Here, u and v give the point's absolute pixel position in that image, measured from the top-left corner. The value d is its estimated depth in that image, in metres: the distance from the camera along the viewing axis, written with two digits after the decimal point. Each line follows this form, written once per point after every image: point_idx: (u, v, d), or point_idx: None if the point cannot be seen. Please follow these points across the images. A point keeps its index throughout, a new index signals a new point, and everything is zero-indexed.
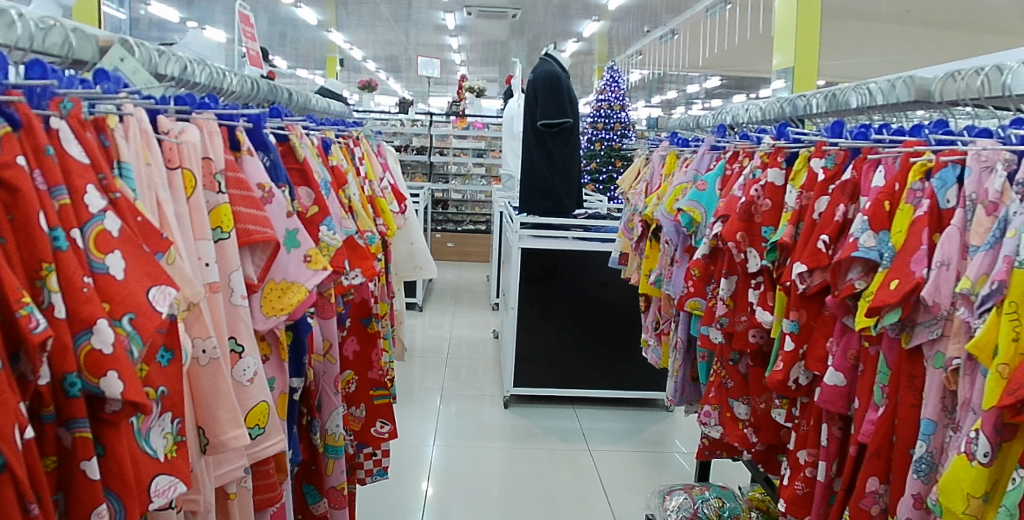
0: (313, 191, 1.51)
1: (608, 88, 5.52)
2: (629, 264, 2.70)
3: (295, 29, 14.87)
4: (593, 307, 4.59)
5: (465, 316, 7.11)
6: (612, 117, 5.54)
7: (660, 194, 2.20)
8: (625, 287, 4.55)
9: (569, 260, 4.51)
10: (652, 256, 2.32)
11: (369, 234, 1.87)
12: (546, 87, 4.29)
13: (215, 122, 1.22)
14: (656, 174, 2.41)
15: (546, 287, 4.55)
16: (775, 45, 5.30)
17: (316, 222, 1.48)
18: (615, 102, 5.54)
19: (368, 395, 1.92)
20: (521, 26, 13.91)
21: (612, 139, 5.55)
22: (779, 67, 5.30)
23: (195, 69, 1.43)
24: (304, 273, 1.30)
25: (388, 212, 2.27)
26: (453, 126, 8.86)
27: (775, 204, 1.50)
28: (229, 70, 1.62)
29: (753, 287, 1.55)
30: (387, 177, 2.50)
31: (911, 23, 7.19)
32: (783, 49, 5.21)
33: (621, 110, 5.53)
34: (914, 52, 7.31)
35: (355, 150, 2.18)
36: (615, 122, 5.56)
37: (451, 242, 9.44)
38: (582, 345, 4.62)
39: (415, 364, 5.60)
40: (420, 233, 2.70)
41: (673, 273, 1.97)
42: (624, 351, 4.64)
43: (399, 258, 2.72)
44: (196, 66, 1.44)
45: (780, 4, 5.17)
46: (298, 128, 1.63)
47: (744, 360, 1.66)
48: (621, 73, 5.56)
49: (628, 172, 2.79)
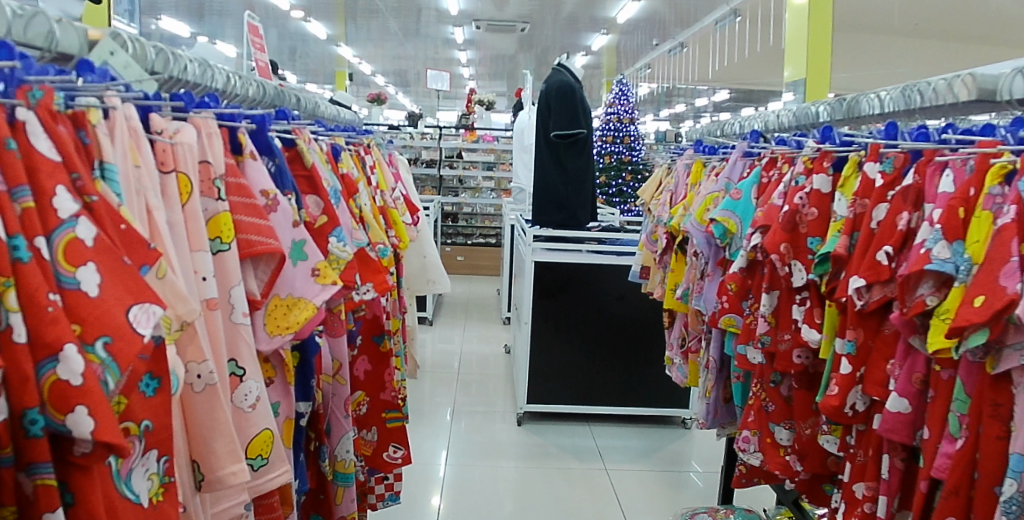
0: (321, 200, 1.42)
1: (618, 101, 5.45)
2: (652, 278, 2.59)
3: (305, 44, 14.98)
4: (609, 322, 4.46)
5: (475, 330, 7.02)
6: (620, 131, 5.46)
7: (687, 204, 2.09)
8: (644, 301, 4.42)
9: (584, 275, 4.39)
10: (678, 270, 2.20)
11: (381, 247, 1.78)
12: (559, 97, 4.20)
13: (215, 122, 1.11)
14: (680, 183, 2.29)
15: (560, 302, 4.43)
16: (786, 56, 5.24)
17: (326, 233, 1.39)
18: (624, 116, 5.49)
19: (380, 417, 1.80)
20: (529, 41, 13.94)
21: (620, 153, 5.46)
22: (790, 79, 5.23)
23: (196, 69, 1.34)
24: (315, 289, 1.19)
25: (400, 223, 2.18)
26: (463, 140, 8.87)
27: (821, 212, 1.38)
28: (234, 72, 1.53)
29: (797, 302, 1.42)
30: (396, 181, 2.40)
31: (920, 36, 7.12)
32: (793, 62, 5.19)
33: (630, 123, 5.47)
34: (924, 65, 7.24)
35: (366, 158, 2.07)
36: (624, 136, 5.47)
37: (461, 255, 9.39)
38: (599, 361, 4.50)
39: (426, 380, 5.50)
40: (433, 245, 2.68)
41: (704, 288, 1.84)
42: (642, 366, 4.52)
43: (411, 273, 2.69)
44: (198, 66, 1.35)
45: (789, 16, 5.13)
46: (306, 132, 1.50)
47: (786, 382, 1.52)
48: (629, 86, 5.53)
49: (648, 182, 2.68)
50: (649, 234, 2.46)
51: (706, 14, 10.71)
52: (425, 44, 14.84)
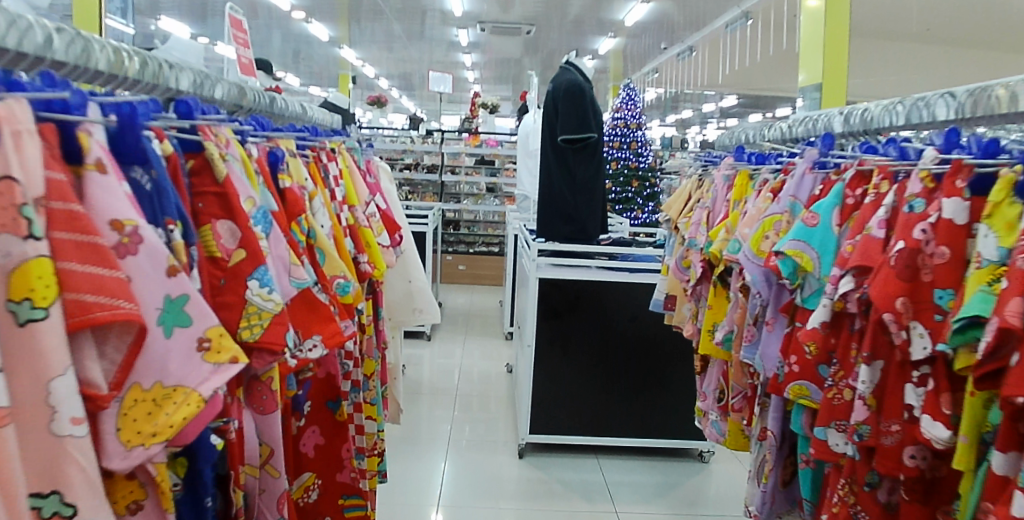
0: (239, 227, 1.00)
1: (625, 106, 5.15)
2: (681, 310, 2.16)
3: (309, 46, 14.67)
4: (622, 345, 4.03)
5: (476, 345, 6.61)
6: (628, 136, 5.06)
7: (731, 226, 1.68)
8: (660, 322, 3.98)
9: (594, 293, 3.96)
10: (718, 307, 1.77)
11: (342, 281, 1.37)
12: (567, 98, 3.80)
13: (29, 116, 0.69)
14: (719, 199, 1.87)
15: (567, 324, 4.00)
16: (801, 60, 4.86)
17: (243, 275, 0.98)
18: (632, 121, 5.11)
19: (336, 503, 1.38)
20: (534, 44, 13.56)
21: (628, 159, 5.05)
22: (804, 85, 4.88)
23: (31, 34, 0.91)
24: (204, 372, 0.79)
25: (376, 246, 1.78)
26: (465, 144, 8.49)
27: (956, 253, 0.96)
28: (113, 46, 1.10)
29: (915, 382, 1.00)
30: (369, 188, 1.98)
31: (945, 40, 6.73)
32: (809, 65, 4.77)
33: (637, 128, 5.07)
34: (947, 71, 6.84)
35: (329, 166, 1.64)
36: (632, 141, 5.07)
37: (462, 264, 8.99)
38: (610, 388, 4.07)
39: (422, 402, 5.08)
40: (420, 268, 2.28)
41: (763, 340, 1.41)
42: (657, 394, 4.08)
43: (395, 300, 2.29)
44: (36, 31, 0.92)
45: (804, 18, 4.78)
46: (223, 131, 1.08)
47: (886, 485, 1.10)
48: (637, 91, 5.22)
49: (674, 196, 2.26)
50: (678, 260, 2.03)
51: (716, 17, 10.35)
52: (430, 48, 14.51)
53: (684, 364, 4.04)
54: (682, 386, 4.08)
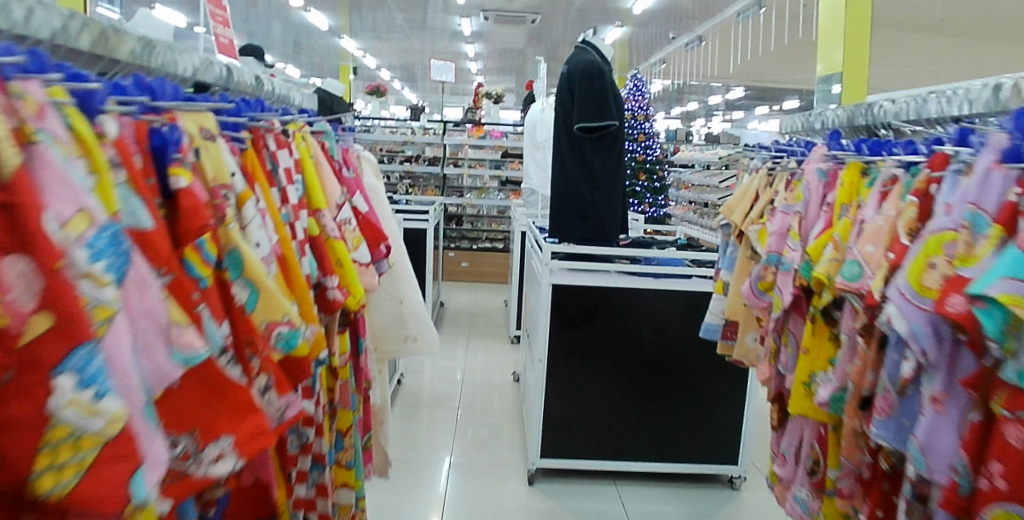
0: (39, 271, 0.51)
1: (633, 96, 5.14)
2: (753, 346, 1.73)
3: (308, 36, 14.20)
4: (647, 359, 3.47)
5: (480, 350, 6.14)
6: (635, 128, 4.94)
7: (843, 242, 1.22)
8: (690, 335, 3.43)
9: (615, 300, 3.40)
10: (820, 351, 1.29)
11: (285, 328, 0.90)
12: (583, 81, 3.29)
13: None
14: (814, 200, 1.38)
15: (586, 334, 3.44)
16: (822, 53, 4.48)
17: (47, 369, 0.51)
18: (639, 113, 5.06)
19: None
20: (541, 34, 13.03)
21: (635, 151, 4.93)
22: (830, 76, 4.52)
23: None
24: None
25: (348, 264, 1.31)
26: (468, 136, 8.01)
27: None
28: None
29: None
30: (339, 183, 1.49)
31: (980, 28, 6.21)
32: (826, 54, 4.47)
33: (645, 120, 4.97)
34: None
35: (279, 152, 1.15)
36: (639, 133, 4.97)
37: (465, 261, 8.45)
38: (635, 409, 3.53)
39: (422, 415, 4.61)
40: (414, 286, 1.82)
41: (927, 426, 0.94)
42: (687, 415, 3.55)
43: (381, 326, 1.82)
44: None
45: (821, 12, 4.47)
46: (36, 91, 0.58)
47: None
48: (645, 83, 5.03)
49: (735, 195, 1.76)
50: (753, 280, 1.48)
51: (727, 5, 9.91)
52: (433, 38, 14.03)
53: (719, 382, 3.49)
54: (716, 406, 3.54)
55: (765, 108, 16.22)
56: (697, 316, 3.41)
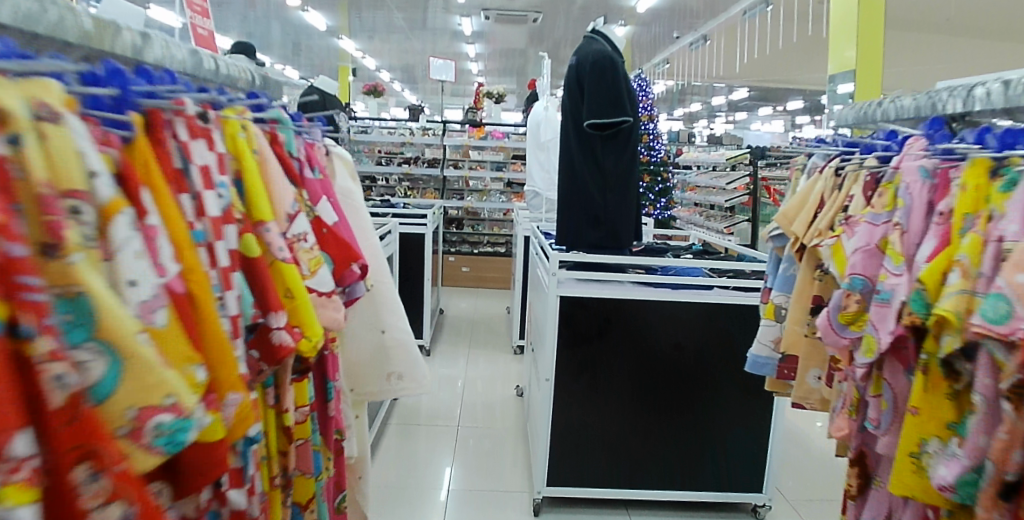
0: None
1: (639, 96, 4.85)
2: (825, 389, 1.39)
3: (307, 37, 13.86)
4: (673, 376, 2.83)
5: (481, 361, 5.77)
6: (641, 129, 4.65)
7: (975, 267, 0.89)
8: (726, 349, 2.80)
9: (629, 312, 2.77)
10: (937, 411, 0.95)
11: (161, 429, 0.60)
12: (592, 73, 2.87)
13: None
14: (917, 206, 1.05)
15: (598, 349, 2.81)
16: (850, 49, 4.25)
17: None
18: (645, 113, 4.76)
19: None
20: (544, 34, 12.68)
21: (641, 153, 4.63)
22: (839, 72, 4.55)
23: None
24: None
25: (304, 297, 0.98)
26: (469, 137, 7.71)
27: None
28: None
29: None
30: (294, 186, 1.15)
31: None
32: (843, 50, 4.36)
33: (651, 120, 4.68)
34: None
35: (197, 145, 0.82)
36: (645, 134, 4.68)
37: (466, 266, 8.11)
38: (660, 439, 2.90)
39: (420, 434, 4.25)
40: (401, 313, 1.49)
41: None
42: (725, 442, 2.91)
43: (357, 362, 1.48)
44: None
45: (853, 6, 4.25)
46: None
47: None
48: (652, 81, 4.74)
49: (793, 199, 1.43)
50: (834, 312, 1.14)
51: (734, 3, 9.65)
52: (434, 38, 13.69)
53: (763, 403, 2.84)
54: (759, 431, 2.90)
55: (769, 109, 15.92)
56: (733, 327, 2.77)
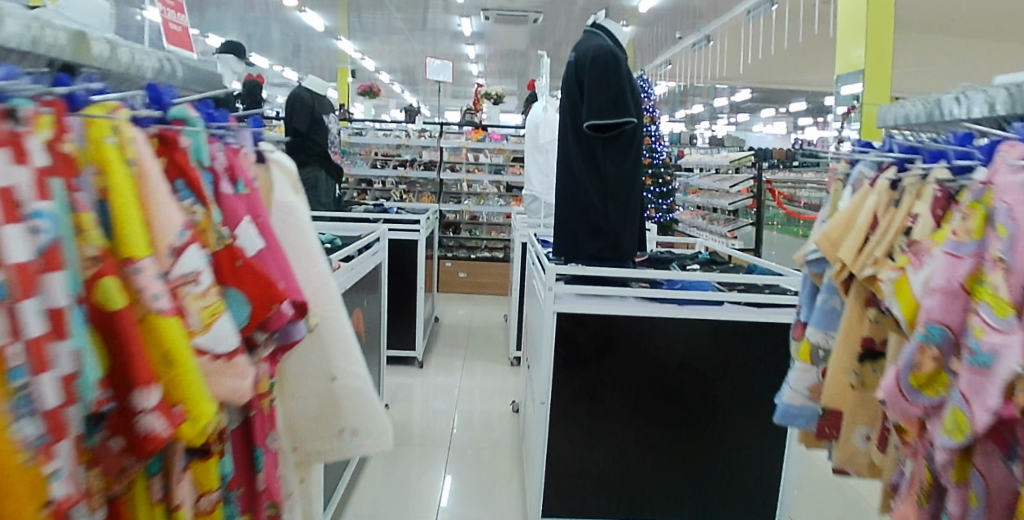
0: None
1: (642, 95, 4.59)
2: (877, 454, 1.13)
3: (306, 39, 13.60)
4: (694, 388, 2.25)
5: (477, 373, 5.46)
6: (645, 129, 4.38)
7: None
8: (752, 355, 2.24)
9: (631, 325, 2.21)
10: None
11: None
12: (593, 69, 2.59)
13: None
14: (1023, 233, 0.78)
15: (604, 363, 2.23)
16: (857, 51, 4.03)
17: None
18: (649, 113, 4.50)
19: None
20: (545, 35, 12.41)
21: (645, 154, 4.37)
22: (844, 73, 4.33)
23: None
24: None
25: (190, 364, 0.72)
26: (466, 139, 7.44)
27: None
28: None
29: None
30: (200, 206, 0.88)
31: None
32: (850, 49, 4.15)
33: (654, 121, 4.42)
34: None
35: None
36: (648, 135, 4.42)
37: (463, 272, 7.82)
38: (682, 479, 2.32)
39: (411, 453, 3.93)
40: (359, 359, 1.23)
41: None
42: (764, 485, 2.33)
43: (302, 415, 1.22)
44: None
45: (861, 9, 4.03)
46: None
47: None
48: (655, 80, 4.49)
49: (840, 213, 1.16)
50: (906, 370, 0.88)
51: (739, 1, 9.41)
52: (434, 39, 13.43)
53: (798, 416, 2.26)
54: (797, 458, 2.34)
55: (773, 110, 15.65)
56: (767, 344, 2.22)
